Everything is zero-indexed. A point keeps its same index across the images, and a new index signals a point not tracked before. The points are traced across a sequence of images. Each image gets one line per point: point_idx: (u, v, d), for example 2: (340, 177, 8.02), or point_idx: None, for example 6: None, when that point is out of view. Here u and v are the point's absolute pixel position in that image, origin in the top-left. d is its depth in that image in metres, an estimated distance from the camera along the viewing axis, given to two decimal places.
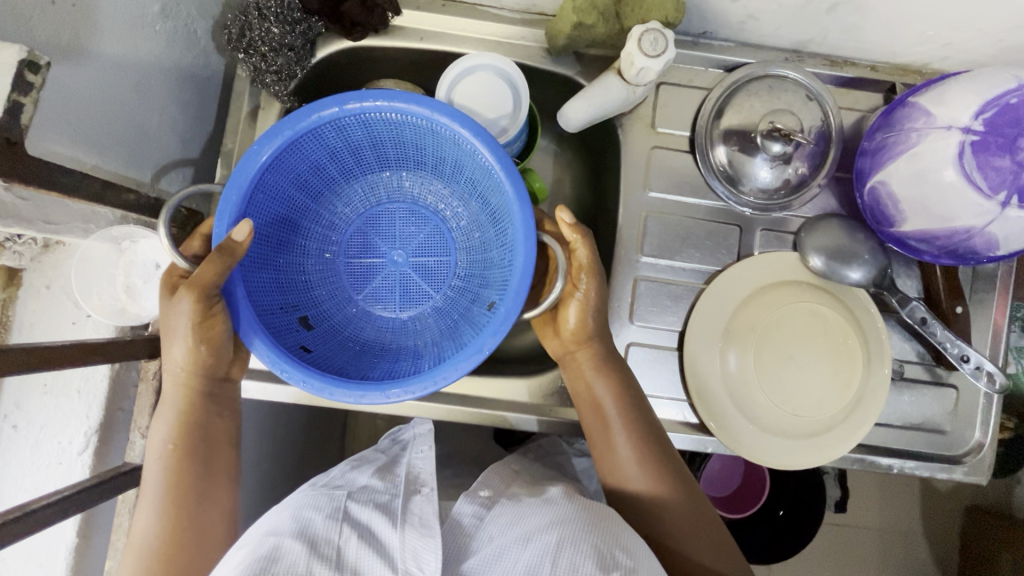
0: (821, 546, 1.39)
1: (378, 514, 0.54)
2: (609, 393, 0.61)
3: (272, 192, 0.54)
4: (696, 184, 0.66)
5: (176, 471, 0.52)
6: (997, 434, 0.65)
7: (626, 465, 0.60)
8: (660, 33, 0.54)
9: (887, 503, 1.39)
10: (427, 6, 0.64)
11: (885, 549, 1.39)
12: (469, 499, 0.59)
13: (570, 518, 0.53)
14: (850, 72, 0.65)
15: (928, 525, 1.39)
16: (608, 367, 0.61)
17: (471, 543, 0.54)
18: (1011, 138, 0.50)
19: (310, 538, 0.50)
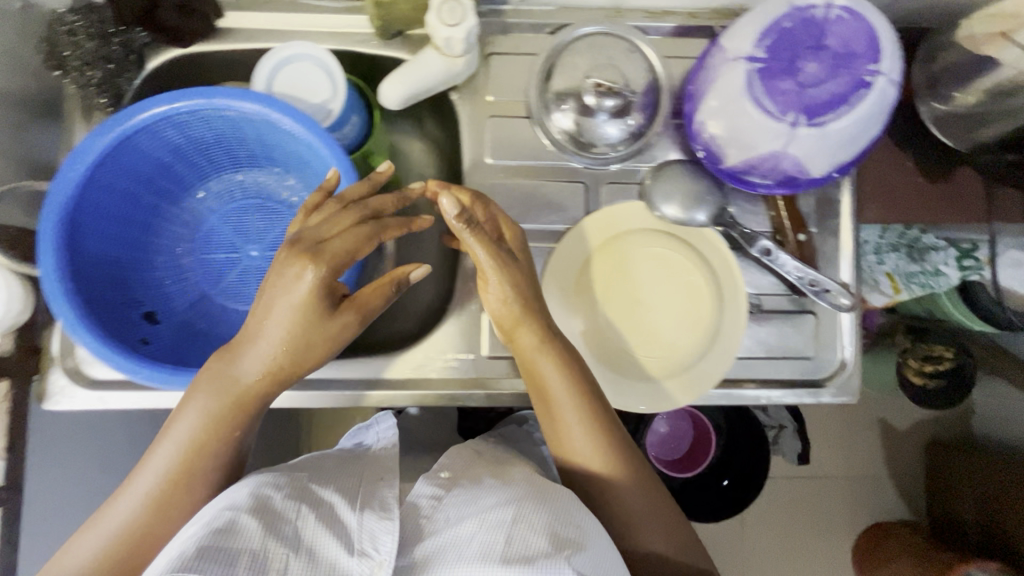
0: (794, 499, 1.48)
1: (340, 496, 0.51)
2: (553, 373, 0.57)
3: (109, 190, 0.54)
4: (539, 147, 0.68)
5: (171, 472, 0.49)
6: (857, 350, 0.68)
7: (584, 450, 0.56)
8: (457, 3, 0.56)
9: (849, 450, 1.49)
10: (249, 4, 0.65)
11: (852, 493, 1.49)
12: (427, 481, 0.56)
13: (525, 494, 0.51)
14: (670, 22, 0.67)
15: (892, 464, 1.48)
16: (554, 345, 0.58)
17: (428, 526, 0.51)
18: (790, 61, 0.52)
19: (267, 516, 0.47)
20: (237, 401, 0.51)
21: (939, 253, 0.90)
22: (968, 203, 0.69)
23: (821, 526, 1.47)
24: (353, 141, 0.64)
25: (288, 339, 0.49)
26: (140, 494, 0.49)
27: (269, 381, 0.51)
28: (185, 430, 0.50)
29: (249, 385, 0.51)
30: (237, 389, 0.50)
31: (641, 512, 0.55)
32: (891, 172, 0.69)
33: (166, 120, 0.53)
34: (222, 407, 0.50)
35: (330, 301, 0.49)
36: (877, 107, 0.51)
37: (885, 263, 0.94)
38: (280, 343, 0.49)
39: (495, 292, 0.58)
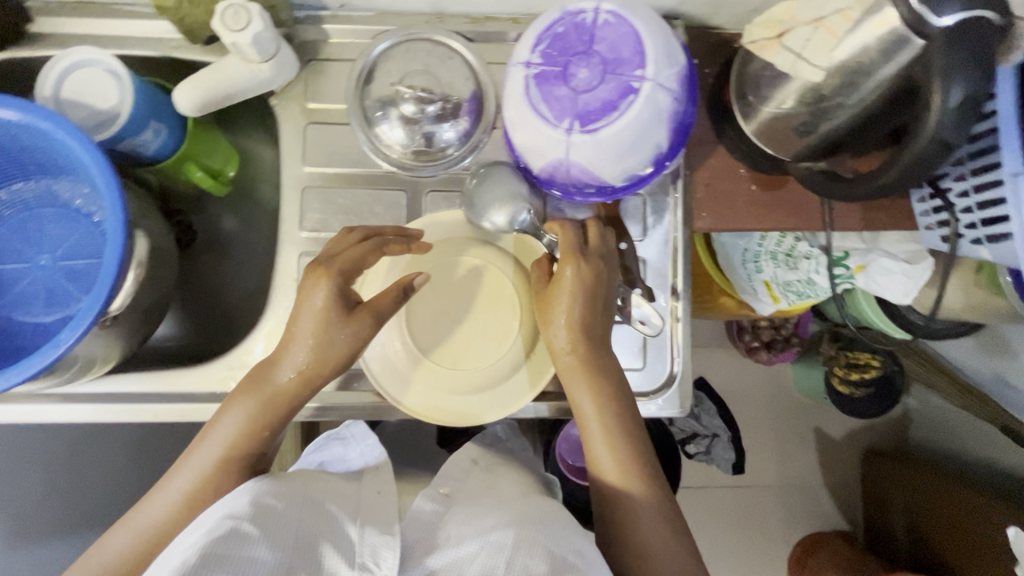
0: (731, 510, 1.52)
1: (341, 509, 0.51)
2: (589, 393, 0.58)
3: None
4: (364, 155, 0.67)
5: (208, 468, 0.54)
6: (685, 362, 0.66)
7: (619, 468, 0.57)
8: (241, 8, 0.55)
9: (786, 461, 1.54)
10: (58, 10, 0.64)
11: (789, 502, 1.53)
12: (428, 496, 0.56)
13: (525, 516, 0.52)
14: (492, 28, 0.66)
15: (827, 473, 1.54)
16: (597, 359, 0.59)
17: (433, 537, 0.50)
18: (563, 67, 0.50)
19: (266, 527, 0.46)
20: (268, 408, 0.56)
21: (810, 261, 0.90)
22: (800, 210, 0.68)
23: (760, 534, 1.51)
24: (161, 149, 0.63)
25: (313, 342, 0.55)
26: (174, 495, 0.53)
27: (294, 392, 0.57)
28: (227, 434, 0.55)
29: (280, 392, 0.56)
30: (274, 396, 0.56)
31: (649, 523, 0.55)
32: (723, 180, 0.68)
33: None
34: (260, 413, 0.56)
35: (338, 302, 0.56)
36: (651, 115, 0.50)
37: (763, 271, 0.93)
38: (307, 353, 0.55)
39: (558, 321, 0.58)
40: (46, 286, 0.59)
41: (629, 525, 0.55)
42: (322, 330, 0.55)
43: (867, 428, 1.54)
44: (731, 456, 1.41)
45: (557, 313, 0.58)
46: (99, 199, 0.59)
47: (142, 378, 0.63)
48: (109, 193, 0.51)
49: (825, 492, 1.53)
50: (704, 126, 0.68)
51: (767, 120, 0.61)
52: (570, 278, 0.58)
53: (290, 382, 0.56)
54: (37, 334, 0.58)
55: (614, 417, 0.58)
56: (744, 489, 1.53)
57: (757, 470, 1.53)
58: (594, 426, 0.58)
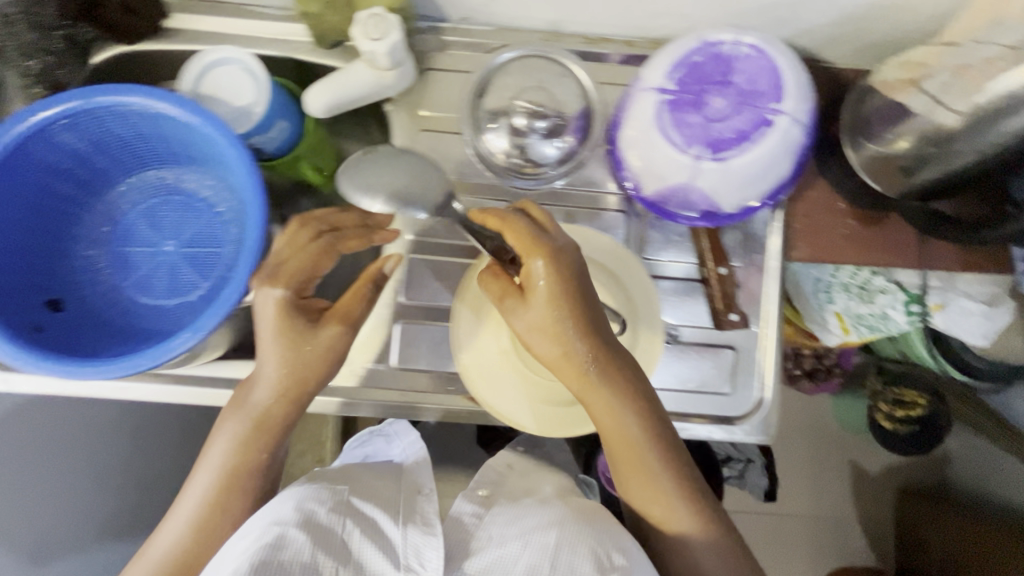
0: (760, 537, 1.51)
1: (381, 510, 0.55)
2: (605, 409, 0.54)
3: (21, 177, 0.55)
4: (469, 164, 0.69)
5: (212, 496, 0.55)
6: (774, 389, 0.66)
7: (651, 494, 0.57)
8: (382, 18, 0.57)
9: (819, 492, 1.53)
10: (195, 7, 0.67)
11: (819, 534, 1.52)
12: (468, 499, 0.60)
13: (568, 517, 0.54)
14: (606, 48, 0.68)
15: (860, 508, 1.52)
16: (603, 379, 0.53)
17: (472, 543, 0.54)
18: (698, 95, 0.52)
19: (314, 530, 0.50)
20: (257, 429, 0.56)
21: (887, 296, 0.89)
22: (898, 247, 0.68)
23: (788, 564, 1.50)
24: (281, 146, 0.65)
25: (285, 359, 0.54)
26: (178, 526, 0.55)
27: (265, 411, 0.56)
28: (221, 452, 0.56)
29: (269, 407, 0.56)
30: (261, 416, 0.56)
31: (691, 530, 0.56)
32: (821, 212, 0.69)
33: (83, 114, 0.54)
34: (250, 433, 0.56)
35: (301, 318, 0.55)
36: (781, 147, 0.51)
37: (835, 302, 0.92)
38: (278, 374, 0.55)
39: (545, 342, 0.52)
40: (169, 270, 0.61)
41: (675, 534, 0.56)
42: (292, 347, 0.54)
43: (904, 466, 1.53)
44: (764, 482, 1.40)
45: (539, 341, 0.53)
46: (226, 191, 0.62)
47: (245, 364, 0.65)
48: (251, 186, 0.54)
49: (856, 527, 1.51)
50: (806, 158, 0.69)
51: None
52: (551, 290, 0.51)
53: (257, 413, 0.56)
54: (157, 317, 0.60)
55: (654, 436, 0.55)
56: (774, 516, 1.52)
57: (789, 499, 1.52)
58: (625, 447, 0.56)
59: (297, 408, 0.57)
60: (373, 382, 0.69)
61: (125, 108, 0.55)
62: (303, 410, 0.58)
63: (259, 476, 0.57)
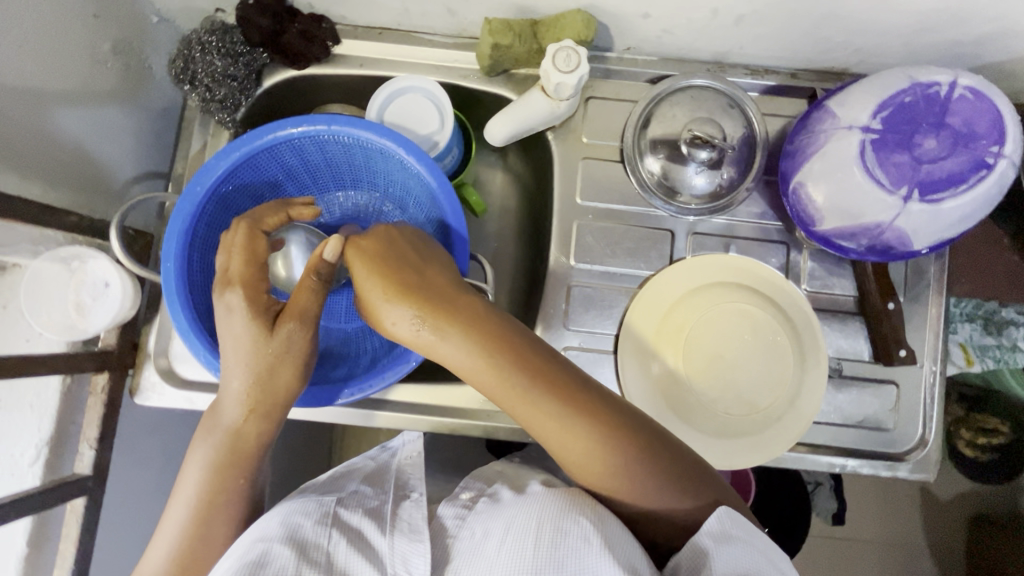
0: (827, 559, 1.50)
1: (367, 519, 0.53)
2: (470, 363, 0.50)
3: (228, 203, 0.58)
4: (627, 192, 0.69)
5: (192, 516, 0.51)
6: (939, 427, 0.66)
7: (619, 472, 0.49)
8: (572, 51, 0.58)
9: (890, 516, 1.51)
10: (365, 34, 0.68)
11: (889, 560, 1.50)
12: (451, 503, 0.56)
13: (555, 498, 0.50)
14: (771, 80, 0.68)
15: (933, 535, 1.50)
16: (455, 332, 0.50)
17: (454, 545, 0.51)
18: (908, 134, 0.52)
19: (299, 543, 0.49)
20: (233, 450, 0.52)
21: (1017, 329, 0.89)
22: None
23: None
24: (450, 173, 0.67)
25: (253, 373, 0.49)
26: (160, 558, 0.51)
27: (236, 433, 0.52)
28: (194, 472, 0.53)
29: (241, 431, 0.52)
30: (232, 439, 0.52)
31: (651, 488, 0.49)
32: (984, 249, 0.68)
33: (291, 143, 0.57)
34: (225, 458, 0.53)
35: (267, 305, 0.50)
36: (995, 189, 0.51)
37: (958, 332, 0.92)
38: (246, 389, 0.50)
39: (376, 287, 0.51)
40: None
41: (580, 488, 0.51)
42: (253, 346, 0.49)
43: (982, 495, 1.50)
44: (835, 505, 1.40)
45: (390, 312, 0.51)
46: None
47: None
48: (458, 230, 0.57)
49: (927, 557, 1.49)
50: None
51: None
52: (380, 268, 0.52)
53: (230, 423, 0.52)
54: (340, 341, 0.65)
55: (545, 394, 0.49)
56: (842, 539, 1.51)
57: (860, 522, 1.51)
58: (515, 405, 0.50)
59: (271, 427, 0.53)
60: None
61: (329, 138, 0.57)
62: (276, 424, 0.54)
63: (246, 496, 0.53)
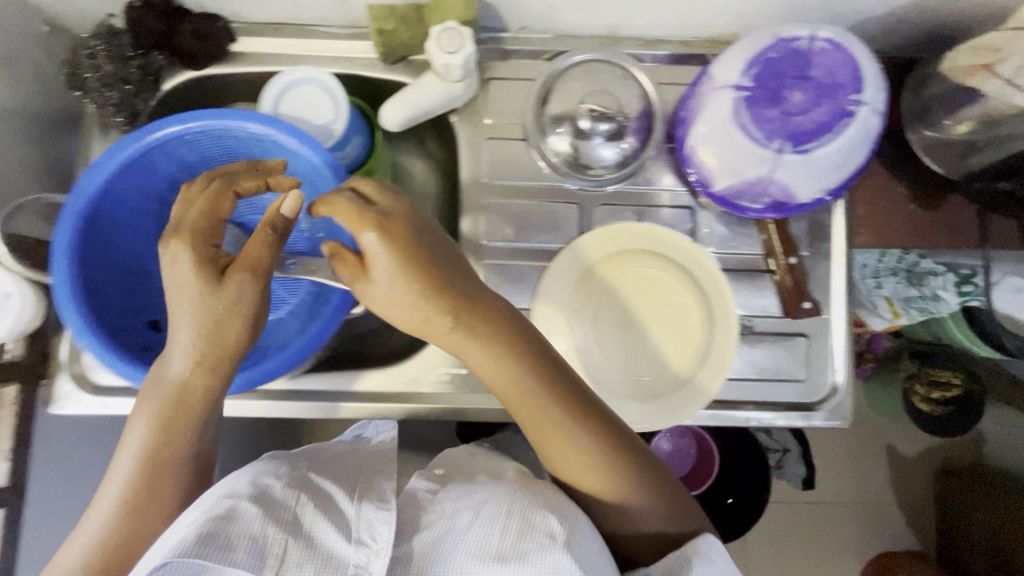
0: (800, 522, 1.53)
1: (338, 485, 0.53)
2: (492, 369, 0.53)
3: (123, 203, 0.57)
4: (534, 169, 0.70)
5: (134, 483, 0.52)
6: (850, 375, 0.68)
7: (593, 464, 0.53)
8: (455, 32, 0.59)
9: (857, 475, 1.54)
10: (261, 30, 0.69)
11: (859, 518, 1.53)
12: (423, 476, 0.58)
13: (530, 488, 0.53)
14: (664, 49, 0.69)
15: (900, 490, 1.53)
16: (487, 346, 0.52)
17: (425, 516, 0.52)
18: (775, 89, 0.53)
19: (267, 502, 0.49)
20: (165, 422, 0.52)
21: (938, 278, 0.90)
22: (958, 230, 0.70)
23: (830, 548, 1.51)
24: (357, 160, 0.66)
25: (200, 322, 0.50)
26: (105, 510, 0.52)
27: (172, 401, 0.52)
28: (139, 443, 0.53)
29: (190, 403, 0.52)
30: (177, 396, 0.52)
31: (635, 497, 0.53)
32: (881, 198, 0.70)
33: (180, 138, 0.56)
34: (168, 413, 0.52)
35: (207, 258, 0.51)
36: (861, 136, 0.53)
37: (884, 286, 0.93)
38: (194, 346, 0.51)
39: (384, 291, 0.52)
40: None
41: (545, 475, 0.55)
42: (199, 300, 0.50)
43: (944, 447, 1.53)
44: (802, 472, 1.43)
45: (375, 288, 0.52)
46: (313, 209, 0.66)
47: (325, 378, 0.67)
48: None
49: (896, 512, 1.52)
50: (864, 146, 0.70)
51: None
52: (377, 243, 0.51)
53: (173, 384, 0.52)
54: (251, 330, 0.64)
55: (551, 395, 0.53)
56: (813, 502, 1.54)
57: (829, 484, 1.54)
58: (522, 403, 0.54)
59: (220, 385, 0.53)
60: None
61: (219, 132, 0.57)
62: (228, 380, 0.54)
63: (184, 468, 0.53)
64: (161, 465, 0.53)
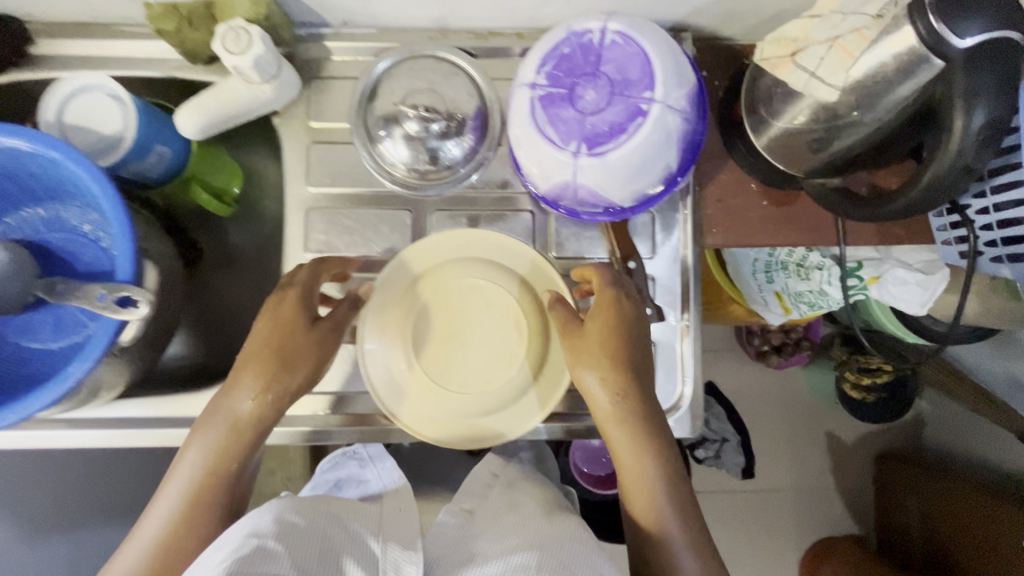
0: (743, 517, 1.50)
1: (365, 527, 0.50)
2: (624, 443, 0.55)
3: None
4: (366, 174, 0.66)
5: (180, 511, 0.50)
6: (696, 384, 0.65)
7: (659, 498, 0.54)
8: (241, 31, 0.54)
9: (797, 465, 1.52)
10: (62, 32, 0.63)
11: (800, 508, 1.51)
12: (450, 512, 0.56)
13: (546, 537, 0.49)
14: (496, 43, 0.66)
15: (839, 477, 1.52)
16: (632, 428, 0.54)
17: (481, 552, 0.48)
18: (569, 88, 0.49)
19: (294, 541, 0.45)
20: (236, 437, 0.52)
21: (822, 272, 0.87)
22: (812, 228, 0.66)
23: (771, 541, 1.50)
24: (166, 170, 0.63)
25: (266, 356, 0.52)
26: (146, 540, 0.49)
27: (257, 412, 0.52)
28: (194, 471, 0.52)
29: (241, 424, 0.52)
30: (239, 422, 0.52)
31: (682, 546, 0.52)
32: (732, 195, 0.66)
33: None
34: (229, 441, 0.52)
35: (305, 317, 0.55)
36: (660, 137, 0.49)
37: (774, 282, 0.91)
38: (258, 374, 0.52)
39: None
40: (53, 314, 0.58)
41: (655, 541, 0.53)
42: (271, 370, 0.52)
43: (880, 433, 1.52)
44: (742, 459, 1.41)
45: (587, 384, 0.56)
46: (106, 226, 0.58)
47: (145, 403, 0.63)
48: (115, 213, 0.51)
49: (838, 499, 1.51)
50: (714, 141, 0.67)
51: (777, 137, 0.59)
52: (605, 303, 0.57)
53: (256, 395, 0.52)
54: (45, 362, 0.57)
55: (640, 423, 0.55)
56: (754, 495, 1.51)
57: (769, 476, 1.51)
58: (631, 480, 0.55)
59: (272, 415, 0.53)
60: (295, 408, 0.67)
61: None
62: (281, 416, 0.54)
63: (231, 485, 0.52)
64: (198, 503, 0.51)
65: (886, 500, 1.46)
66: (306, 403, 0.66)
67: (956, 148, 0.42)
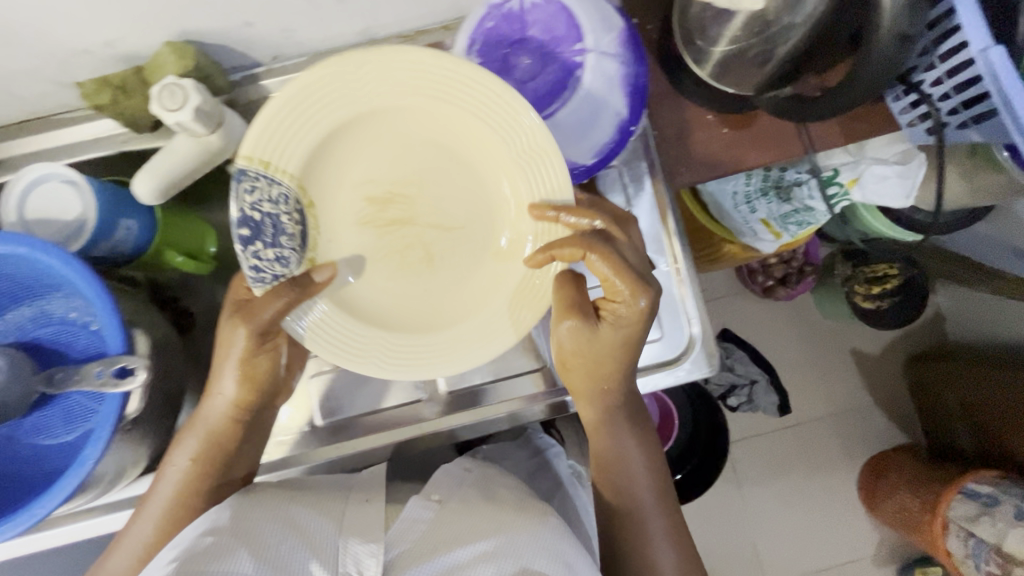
0: (789, 452, 1.49)
1: (327, 521, 0.50)
2: (606, 437, 0.64)
3: None
4: None
5: (163, 517, 0.58)
6: (704, 320, 0.65)
7: (637, 475, 0.63)
8: (175, 86, 0.55)
9: (829, 388, 1.51)
10: (5, 135, 0.64)
11: (843, 428, 1.50)
12: (422, 501, 0.54)
13: (509, 524, 0.50)
14: (425, 41, 0.66)
15: (873, 390, 1.51)
16: (621, 428, 0.64)
17: (437, 530, 0.49)
18: (506, 60, 0.51)
19: (250, 542, 0.46)
20: (211, 442, 0.60)
21: (802, 188, 0.87)
22: (778, 142, 0.66)
23: (823, 467, 1.49)
24: (138, 244, 0.63)
25: (248, 376, 0.59)
26: (143, 536, 0.57)
27: (229, 416, 0.60)
28: (178, 472, 0.59)
29: (214, 433, 0.60)
30: (212, 433, 0.60)
31: (653, 513, 0.62)
32: (693, 132, 0.67)
33: None
34: (208, 449, 0.60)
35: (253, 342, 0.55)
36: (601, 84, 0.50)
37: (758, 211, 0.91)
38: (241, 386, 0.60)
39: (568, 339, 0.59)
40: (62, 404, 0.58)
41: (619, 511, 0.62)
42: (248, 367, 0.58)
43: (903, 336, 1.52)
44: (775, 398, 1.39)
45: (574, 382, 0.63)
46: (91, 308, 0.58)
47: None
48: (94, 294, 0.51)
49: (877, 410, 1.50)
50: (661, 82, 0.67)
51: (719, 64, 0.59)
52: (616, 287, 0.55)
53: (227, 405, 0.60)
54: (63, 454, 0.57)
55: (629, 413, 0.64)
56: (795, 428, 1.50)
57: (804, 405, 1.51)
58: (614, 462, 0.63)
59: (257, 417, 0.63)
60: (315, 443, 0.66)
61: None
62: (250, 422, 0.62)
63: (210, 480, 0.60)
64: (189, 501, 0.59)
65: (925, 399, 1.46)
66: (342, 426, 0.68)
67: (879, 41, 0.44)
